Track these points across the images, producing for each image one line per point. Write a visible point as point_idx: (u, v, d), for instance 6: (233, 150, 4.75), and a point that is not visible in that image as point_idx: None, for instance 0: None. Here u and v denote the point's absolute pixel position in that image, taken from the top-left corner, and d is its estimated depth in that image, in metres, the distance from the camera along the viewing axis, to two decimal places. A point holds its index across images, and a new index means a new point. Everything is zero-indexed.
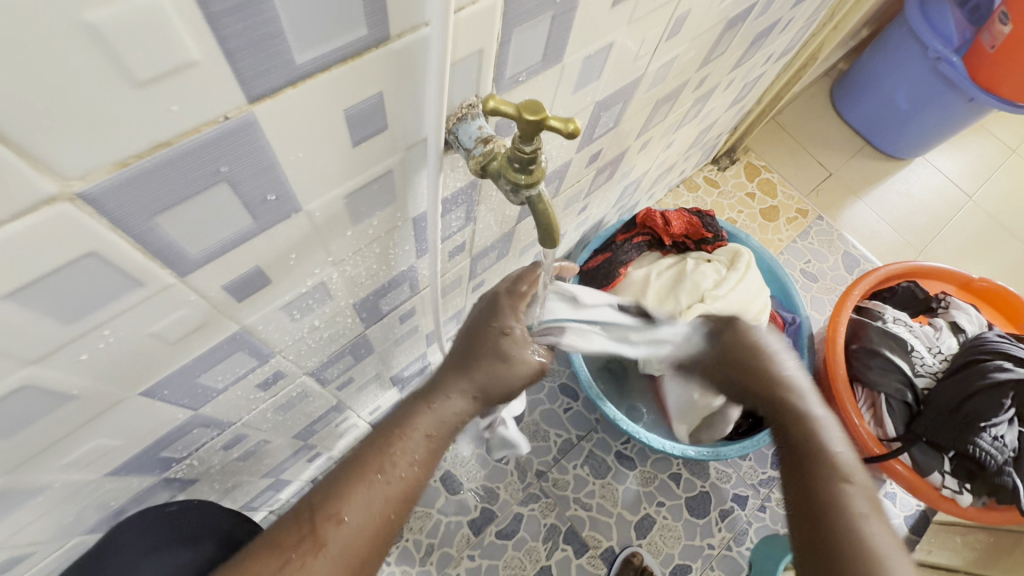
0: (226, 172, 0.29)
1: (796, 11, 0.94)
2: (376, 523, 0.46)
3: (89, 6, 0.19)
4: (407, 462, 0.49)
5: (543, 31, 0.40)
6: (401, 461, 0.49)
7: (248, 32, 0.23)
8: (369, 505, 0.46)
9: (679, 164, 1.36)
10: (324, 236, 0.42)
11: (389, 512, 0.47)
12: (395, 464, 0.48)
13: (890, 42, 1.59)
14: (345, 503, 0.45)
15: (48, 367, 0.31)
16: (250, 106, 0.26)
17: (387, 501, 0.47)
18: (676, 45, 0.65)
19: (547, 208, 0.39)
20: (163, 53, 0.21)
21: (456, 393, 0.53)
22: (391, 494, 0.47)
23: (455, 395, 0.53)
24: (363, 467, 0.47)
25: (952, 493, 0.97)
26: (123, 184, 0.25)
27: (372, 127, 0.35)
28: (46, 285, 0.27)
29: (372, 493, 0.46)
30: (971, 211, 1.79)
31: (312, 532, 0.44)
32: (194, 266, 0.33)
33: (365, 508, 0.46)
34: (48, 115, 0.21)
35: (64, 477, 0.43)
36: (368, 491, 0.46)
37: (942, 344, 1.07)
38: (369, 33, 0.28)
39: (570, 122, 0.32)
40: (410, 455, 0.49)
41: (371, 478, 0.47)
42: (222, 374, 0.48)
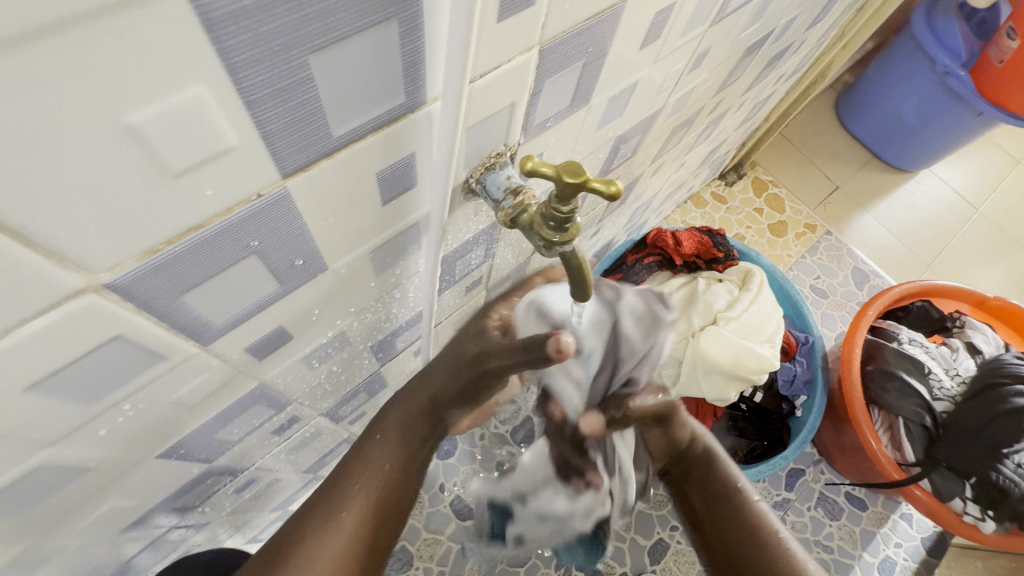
0: (257, 246, 0.28)
1: (809, 34, 0.93)
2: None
3: (130, 108, 0.18)
4: (360, 505, 0.43)
5: (574, 79, 0.39)
6: (348, 510, 0.43)
7: (287, 115, 0.22)
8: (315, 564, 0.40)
9: (688, 182, 1.35)
10: (348, 290, 0.40)
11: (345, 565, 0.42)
12: (348, 506, 0.43)
13: (896, 56, 1.59)
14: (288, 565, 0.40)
15: (66, 446, 0.30)
16: (284, 181, 0.25)
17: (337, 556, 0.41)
18: (696, 76, 0.64)
19: (581, 261, 0.38)
20: (200, 144, 0.20)
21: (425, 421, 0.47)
22: (341, 555, 0.42)
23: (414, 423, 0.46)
24: (311, 520, 0.42)
25: (975, 520, 0.96)
26: (152, 270, 0.24)
27: (402, 187, 0.34)
28: (69, 371, 0.25)
29: (324, 543, 0.41)
30: (978, 223, 1.78)
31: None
32: (218, 334, 0.32)
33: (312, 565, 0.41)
34: (80, 216, 0.19)
35: (77, 541, 0.42)
36: (311, 551, 0.41)
37: (959, 365, 1.05)
38: (406, 100, 0.27)
39: (612, 183, 0.31)
40: (357, 501, 0.43)
41: (317, 533, 0.42)
42: (239, 427, 0.46)
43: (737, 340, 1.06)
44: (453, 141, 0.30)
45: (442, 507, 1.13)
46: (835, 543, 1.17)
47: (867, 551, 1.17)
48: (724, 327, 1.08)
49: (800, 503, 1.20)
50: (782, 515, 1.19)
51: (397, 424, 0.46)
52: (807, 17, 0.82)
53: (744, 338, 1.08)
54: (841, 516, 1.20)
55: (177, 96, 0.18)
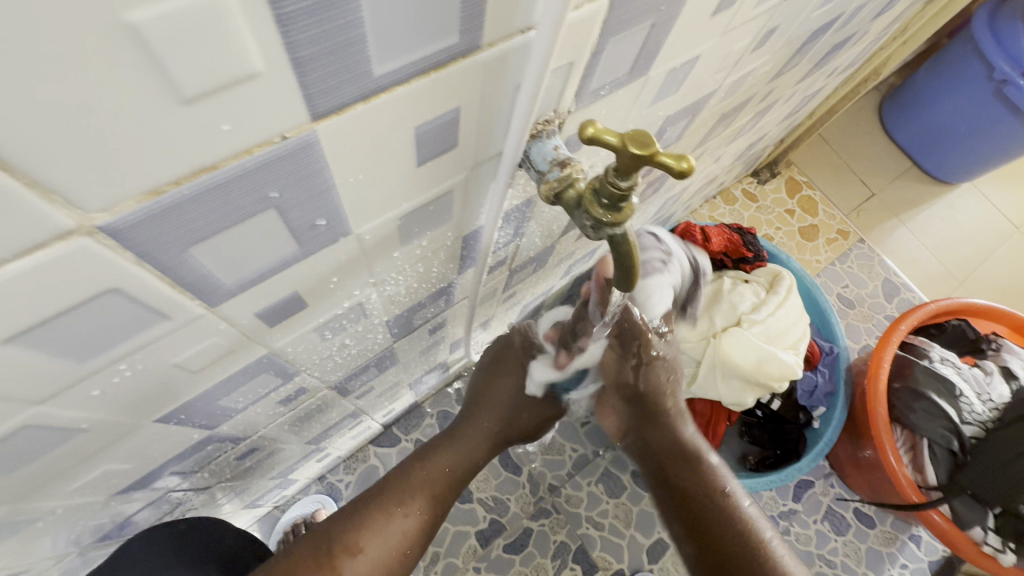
0: (276, 198, 0.24)
1: (873, 24, 0.86)
2: (392, 557, 0.47)
3: (130, 2, 0.14)
4: (422, 494, 0.50)
5: (638, 41, 0.35)
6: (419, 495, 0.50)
7: (324, 39, 0.18)
8: (386, 537, 0.47)
9: (720, 177, 1.29)
10: (370, 259, 0.37)
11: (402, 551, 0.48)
12: (412, 499, 0.49)
13: (951, 60, 1.50)
14: (365, 536, 0.46)
15: (55, 405, 0.27)
16: (312, 124, 0.21)
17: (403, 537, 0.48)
18: (756, 58, 0.59)
19: (632, 248, 0.34)
20: (218, 63, 0.17)
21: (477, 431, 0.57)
22: (408, 526, 0.48)
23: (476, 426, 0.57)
24: (385, 499, 0.49)
25: (994, 551, 0.92)
26: (155, 215, 0.20)
27: (442, 146, 0.30)
28: (58, 323, 0.22)
29: (390, 527, 0.47)
30: (1016, 243, 1.70)
31: (330, 562, 0.44)
32: (226, 295, 0.29)
33: (383, 543, 0.46)
34: (68, 142, 0.16)
35: (67, 502, 0.40)
36: (385, 523, 0.47)
37: (992, 391, 1.00)
38: (459, 40, 0.23)
39: (683, 159, 0.27)
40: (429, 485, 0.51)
41: (389, 512, 0.48)
42: (244, 395, 0.44)
43: (760, 344, 1.01)
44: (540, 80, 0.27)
45: None
46: (838, 558, 1.14)
47: (870, 569, 1.13)
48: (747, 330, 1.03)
49: (806, 515, 1.17)
50: (786, 526, 1.15)
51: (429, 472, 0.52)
52: (876, 5, 0.75)
53: (768, 343, 1.03)
54: (847, 532, 1.16)
55: None
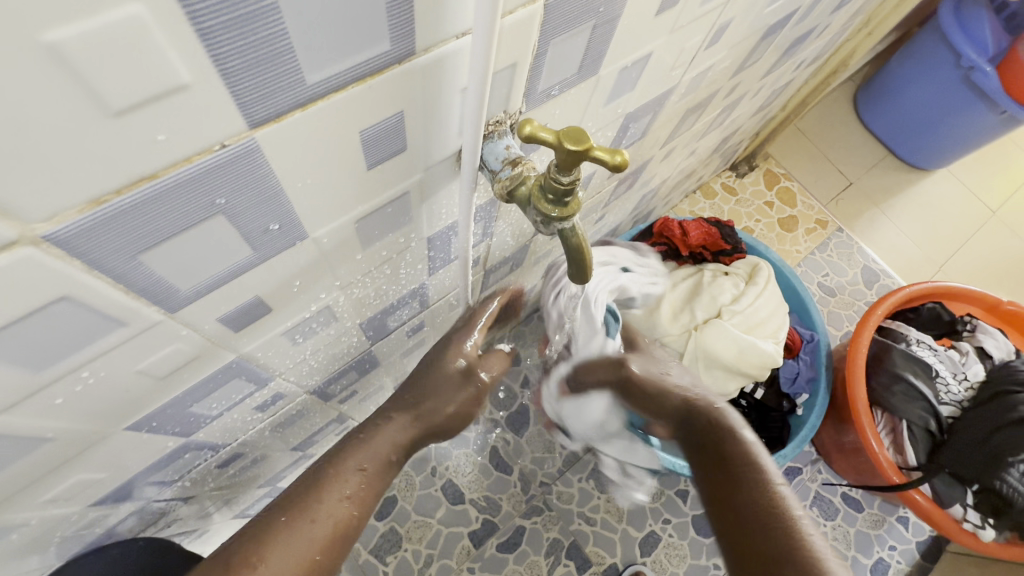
0: (223, 204, 0.25)
1: (834, 17, 0.88)
2: (299, 569, 0.40)
3: (47, 23, 0.15)
4: (335, 503, 0.43)
5: (581, 42, 0.36)
6: (330, 499, 0.43)
7: (249, 51, 0.19)
8: (293, 551, 0.40)
9: (698, 171, 1.31)
10: (334, 261, 0.38)
11: (319, 561, 0.41)
12: (322, 504, 0.42)
13: (919, 49, 1.52)
14: (268, 546, 0.40)
15: (19, 414, 0.28)
16: (250, 132, 0.23)
17: (316, 550, 0.41)
18: (713, 54, 0.60)
19: (581, 242, 0.36)
20: (143, 76, 0.18)
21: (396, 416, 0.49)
22: (318, 536, 0.41)
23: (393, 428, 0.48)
24: (295, 504, 0.42)
25: (974, 527, 0.94)
26: (99, 223, 0.21)
27: (390, 149, 0.31)
28: (9, 333, 0.23)
29: (297, 539, 0.41)
30: (993, 226, 1.72)
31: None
32: (185, 301, 0.29)
33: (286, 557, 0.40)
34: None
35: (41, 514, 0.40)
36: (289, 536, 0.40)
37: (968, 370, 1.03)
38: (392, 48, 0.24)
39: (617, 153, 0.29)
40: (342, 489, 0.43)
41: (299, 519, 0.41)
42: (218, 401, 0.44)
43: (741, 334, 1.03)
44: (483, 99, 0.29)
45: (432, 489, 1.11)
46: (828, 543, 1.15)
47: (860, 552, 1.15)
48: (727, 321, 1.05)
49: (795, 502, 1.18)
50: None
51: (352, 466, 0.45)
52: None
53: (748, 333, 1.05)
54: (837, 517, 1.18)
55: (106, 13, 0.16)
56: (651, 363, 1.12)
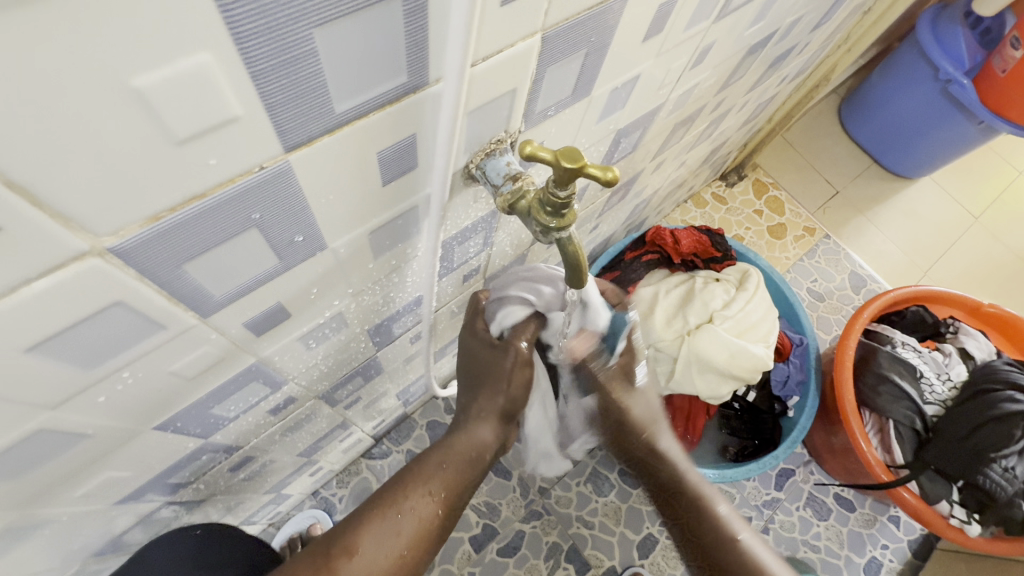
0: (257, 219, 0.28)
1: (813, 36, 0.93)
2: (391, 561, 0.43)
3: (135, 71, 0.18)
4: (422, 499, 0.46)
5: (575, 68, 0.40)
6: (417, 496, 0.46)
7: (290, 87, 0.23)
8: (384, 544, 0.43)
9: (688, 181, 1.35)
10: (347, 270, 0.41)
11: (410, 556, 0.44)
12: (411, 499, 0.45)
13: (899, 62, 1.58)
14: (363, 536, 0.43)
15: (66, 411, 0.31)
16: (285, 155, 0.26)
17: (404, 545, 0.44)
18: (698, 73, 0.64)
19: (577, 249, 0.39)
20: (205, 112, 0.21)
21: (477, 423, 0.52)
22: (405, 531, 0.44)
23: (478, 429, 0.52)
24: (383, 498, 0.45)
25: (961, 523, 0.97)
26: (155, 236, 0.24)
27: (402, 167, 0.34)
28: (69, 335, 0.26)
29: (386, 528, 0.44)
30: (975, 232, 1.78)
31: (325, 564, 0.41)
32: (217, 306, 0.32)
33: (379, 544, 0.43)
34: (81, 180, 0.20)
35: (71, 510, 0.42)
36: (384, 523, 0.44)
37: (951, 370, 1.07)
38: (408, 79, 0.28)
39: (609, 170, 0.32)
40: (428, 486, 0.47)
41: (389, 510, 0.44)
42: (235, 404, 0.47)
43: (732, 338, 1.06)
44: (454, 122, 0.31)
45: None
46: (822, 543, 1.18)
47: (853, 552, 1.17)
48: (718, 325, 1.08)
49: (789, 503, 1.21)
50: (770, 514, 1.19)
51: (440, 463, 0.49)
52: (812, 18, 0.82)
53: (739, 337, 1.08)
54: (829, 517, 1.20)
55: (181, 61, 0.19)
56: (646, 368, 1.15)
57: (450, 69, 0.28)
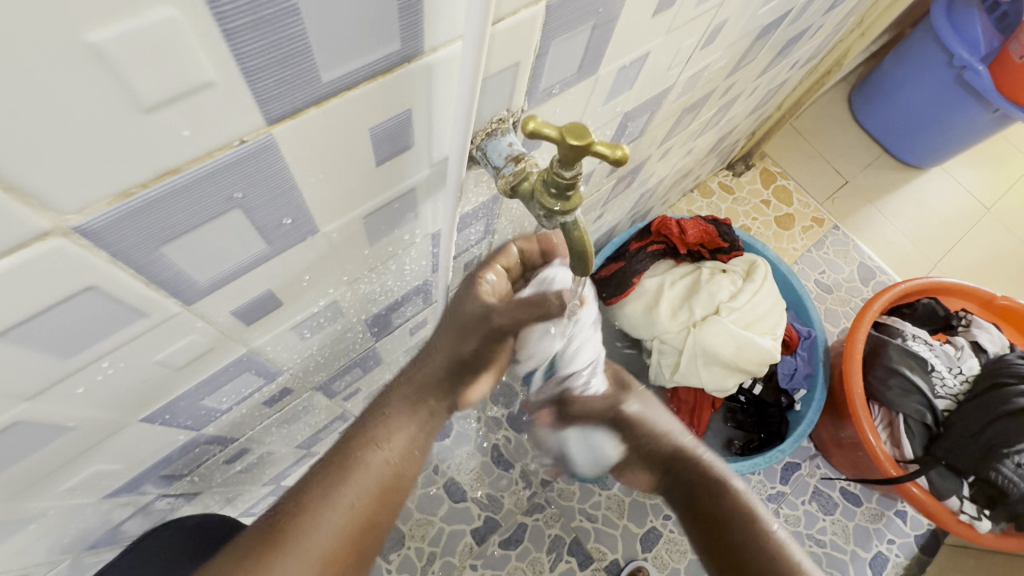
0: (240, 198, 0.26)
1: (827, 18, 0.90)
2: (343, 520, 0.41)
3: (89, 24, 0.16)
4: (376, 455, 0.44)
5: (581, 42, 0.37)
6: (367, 454, 0.44)
7: (270, 51, 0.21)
8: (337, 505, 0.42)
9: (695, 170, 1.32)
10: (341, 256, 0.39)
11: (363, 514, 0.43)
12: (361, 459, 0.44)
13: (913, 49, 1.53)
14: (314, 501, 0.41)
15: (43, 403, 0.29)
16: (268, 128, 0.24)
17: (359, 502, 0.43)
18: (708, 54, 0.62)
19: (583, 235, 0.37)
20: (174, 75, 0.19)
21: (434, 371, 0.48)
22: (365, 490, 0.43)
23: (452, 389, 0.48)
24: (334, 464, 0.43)
25: (971, 519, 0.95)
26: (127, 215, 0.22)
27: (398, 146, 0.32)
28: (38, 322, 0.24)
29: (335, 493, 0.42)
30: (987, 223, 1.74)
31: (273, 534, 0.39)
32: (201, 293, 0.30)
33: (330, 509, 0.41)
34: (35, 150, 0.18)
35: (59, 504, 0.41)
36: (333, 489, 0.42)
37: (964, 364, 1.05)
38: (402, 47, 0.25)
39: (618, 148, 0.30)
40: (380, 441, 0.45)
41: (337, 476, 0.42)
42: (227, 395, 0.45)
43: (738, 330, 1.04)
44: (473, 91, 0.29)
45: (434, 488, 1.12)
46: (827, 537, 1.16)
47: (859, 546, 1.16)
48: (725, 317, 1.06)
49: (794, 497, 1.19)
50: (775, 508, 1.17)
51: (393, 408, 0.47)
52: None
53: (746, 329, 1.06)
54: (835, 511, 1.19)
55: (144, 15, 0.17)
56: (650, 360, 1.14)
57: (469, 27, 0.26)
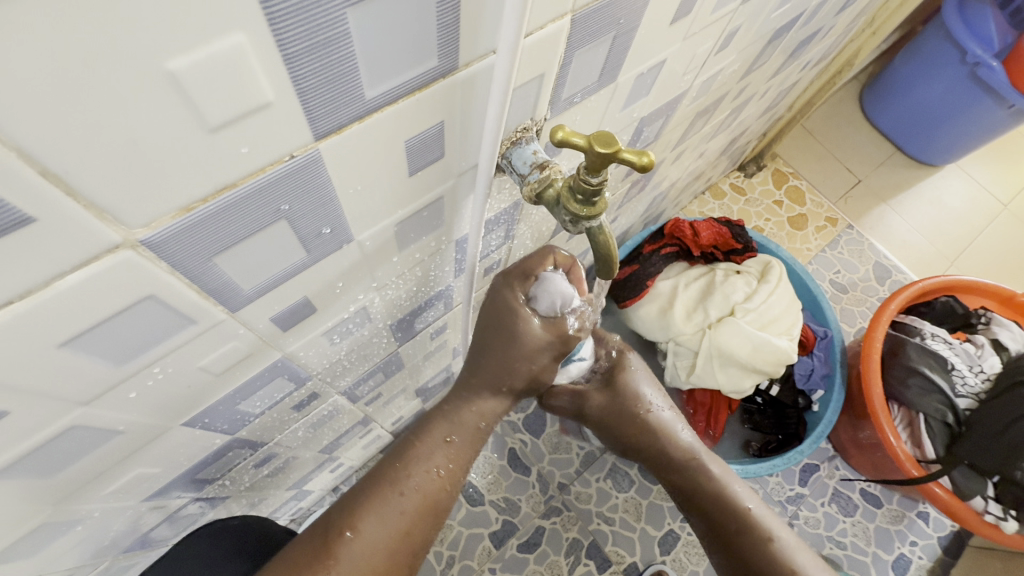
0: (286, 210, 0.28)
1: (838, 19, 0.90)
2: (394, 539, 0.42)
3: (169, 54, 0.18)
4: (423, 475, 0.44)
5: (603, 52, 0.38)
6: (418, 472, 0.44)
7: (323, 72, 0.22)
8: (388, 523, 0.42)
9: (707, 172, 1.32)
10: (371, 264, 0.40)
11: (411, 531, 0.43)
12: (409, 475, 0.44)
13: (924, 46, 1.53)
14: (363, 516, 0.42)
15: (97, 407, 0.31)
16: (316, 143, 0.25)
17: (408, 520, 0.43)
18: (722, 58, 0.62)
19: (607, 238, 0.38)
20: (238, 97, 0.20)
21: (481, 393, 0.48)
22: (408, 505, 0.43)
23: (479, 397, 0.48)
24: (382, 481, 0.44)
25: (996, 520, 0.94)
26: (186, 228, 0.24)
27: (430, 157, 0.33)
28: (101, 330, 0.25)
29: (387, 509, 0.42)
30: (1004, 220, 1.72)
31: (325, 549, 0.40)
32: (245, 301, 0.32)
33: (382, 527, 0.42)
34: (114, 169, 0.19)
35: (103, 506, 0.43)
36: (384, 506, 0.42)
37: (985, 362, 1.04)
38: (439, 64, 0.27)
39: (644, 155, 0.31)
40: (429, 463, 0.45)
41: (388, 492, 0.43)
42: (261, 399, 0.47)
43: (755, 332, 1.04)
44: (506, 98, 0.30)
45: None
46: (848, 539, 1.15)
47: (881, 548, 1.15)
48: (741, 319, 1.06)
49: (813, 499, 1.18)
50: (794, 510, 1.17)
51: (445, 427, 0.47)
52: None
53: (761, 330, 1.06)
54: (856, 513, 1.17)
55: (215, 42, 0.18)
56: (666, 362, 1.15)
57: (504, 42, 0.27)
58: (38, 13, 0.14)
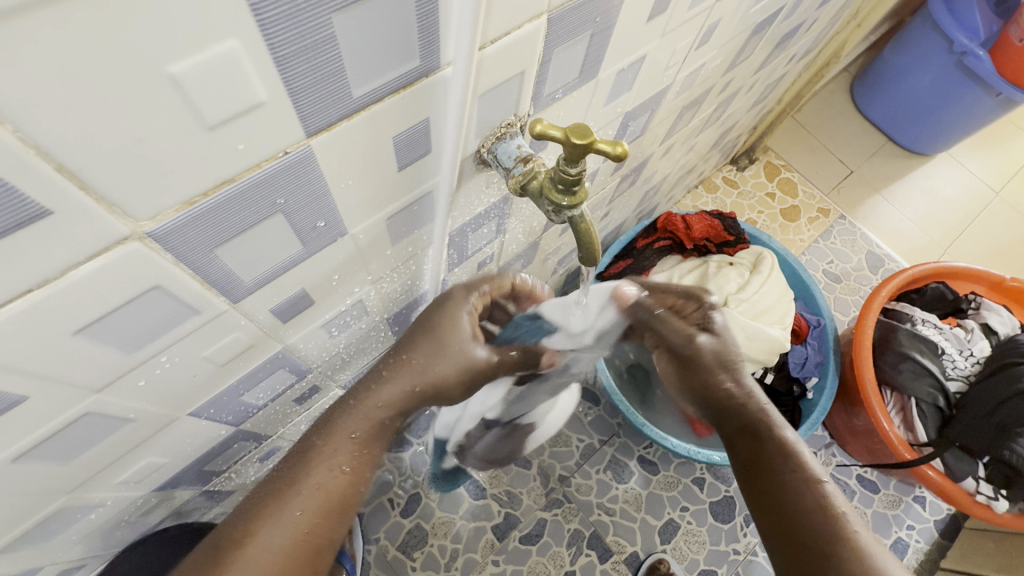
0: (282, 204, 0.29)
1: (820, 12, 0.92)
2: (294, 540, 0.43)
3: (171, 59, 0.19)
4: (325, 474, 0.45)
5: (581, 49, 0.40)
6: (319, 472, 0.45)
7: (312, 73, 0.24)
8: (285, 526, 0.43)
9: (699, 166, 1.34)
10: (366, 257, 0.42)
11: (316, 527, 0.45)
12: (310, 476, 0.44)
13: (912, 37, 1.54)
14: (259, 522, 0.43)
15: (109, 395, 0.33)
16: (307, 140, 0.27)
17: (308, 521, 0.44)
18: (704, 53, 0.64)
19: (589, 226, 0.40)
20: (234, 97, 0.22)
21: (388, 389, 0.47)
22: (309, 505, 0.44)
23: (382, 390, 0.47)
24: (281, 484, 0.44)
25: (988, 500, 0.95)
26: (190, 221, 0.26)
27: (417, 152, 0.35)
28: (110, 320, 0.27)
29: (286, 513, 0.43)
30: (996, 207, 1.74)
31: (220, 557, 0.41)
32: (246, 292, 0.34)
33: (280, 530, 0.43)
34: (122, 166, 0.21)
35: (113, 495, 0.45)
36: (283, 511, 0.43)
37: (974, 346, 1.06)
38: (421, 64, 0.29)
39: (618, 145, 0.32)
40: (334, 463, 0.45)
41: (288, 495, 0.44)
42: (263, 392, 0.49)
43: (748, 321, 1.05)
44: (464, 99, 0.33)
45: None
46: None
47: (880, 534, 1.16)
48: (734, 309, 1.08)
49: None
50: None
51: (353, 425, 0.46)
52: None
53: (754, 320, 1.07)
54: (854, 499, 1.19)
55: (213, 48, 0.20)
56: None
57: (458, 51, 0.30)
58: (53, 24, 0.16)
